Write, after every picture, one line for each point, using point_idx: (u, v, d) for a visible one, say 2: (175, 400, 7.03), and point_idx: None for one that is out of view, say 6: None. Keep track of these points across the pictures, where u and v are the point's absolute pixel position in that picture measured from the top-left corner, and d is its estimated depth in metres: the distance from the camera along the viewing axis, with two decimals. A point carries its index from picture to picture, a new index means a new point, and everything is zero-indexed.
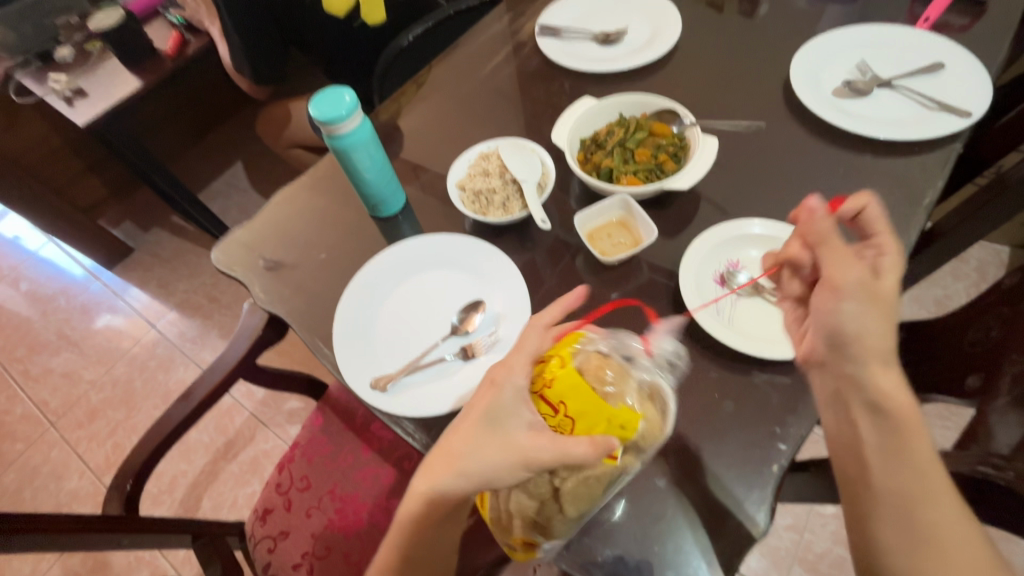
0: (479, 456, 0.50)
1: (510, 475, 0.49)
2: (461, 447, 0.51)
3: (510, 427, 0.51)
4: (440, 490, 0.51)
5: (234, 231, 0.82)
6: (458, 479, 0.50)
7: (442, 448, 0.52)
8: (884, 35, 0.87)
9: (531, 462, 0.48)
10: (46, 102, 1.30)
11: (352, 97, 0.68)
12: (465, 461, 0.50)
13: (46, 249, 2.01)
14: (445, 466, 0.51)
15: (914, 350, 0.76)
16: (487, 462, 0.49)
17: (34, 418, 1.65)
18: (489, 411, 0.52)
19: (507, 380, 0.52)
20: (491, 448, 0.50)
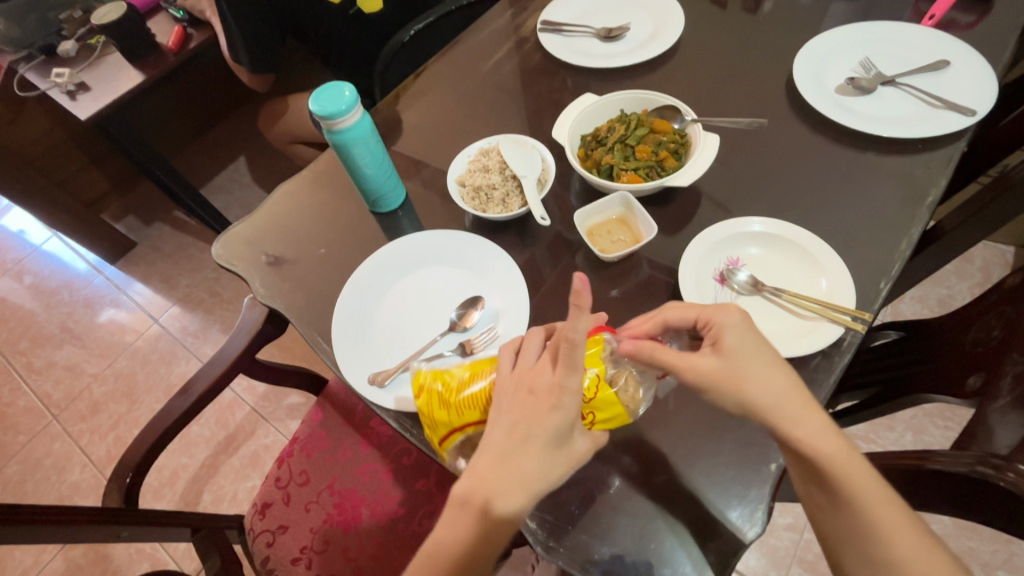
0: (546, 475, 0.50)
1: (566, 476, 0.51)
2: (529, 469, 0.49)
3: (571, 439, 0.51)
4: (511, 513, 0.49)
5: (235, 226, 0.82)
6: (521, 500, 0.49)
7: (505, 471, 0.50)
8: (889, 32, 0.87)
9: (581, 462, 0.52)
10: (48, 96, 1.30)
11: (351, 92, 0.67)
12: (535, 484, 0.49)
13: (50, 243, 2.02)
14: (512, 485, 0.49)
15: (914, 351, 0.76)
16: (551, 476, 0.50)
17: (37, 411, 1.66)
18: (557, 429, 0.50)
19: (569, 402, 0.50)
20: (556, 463, 0.50)
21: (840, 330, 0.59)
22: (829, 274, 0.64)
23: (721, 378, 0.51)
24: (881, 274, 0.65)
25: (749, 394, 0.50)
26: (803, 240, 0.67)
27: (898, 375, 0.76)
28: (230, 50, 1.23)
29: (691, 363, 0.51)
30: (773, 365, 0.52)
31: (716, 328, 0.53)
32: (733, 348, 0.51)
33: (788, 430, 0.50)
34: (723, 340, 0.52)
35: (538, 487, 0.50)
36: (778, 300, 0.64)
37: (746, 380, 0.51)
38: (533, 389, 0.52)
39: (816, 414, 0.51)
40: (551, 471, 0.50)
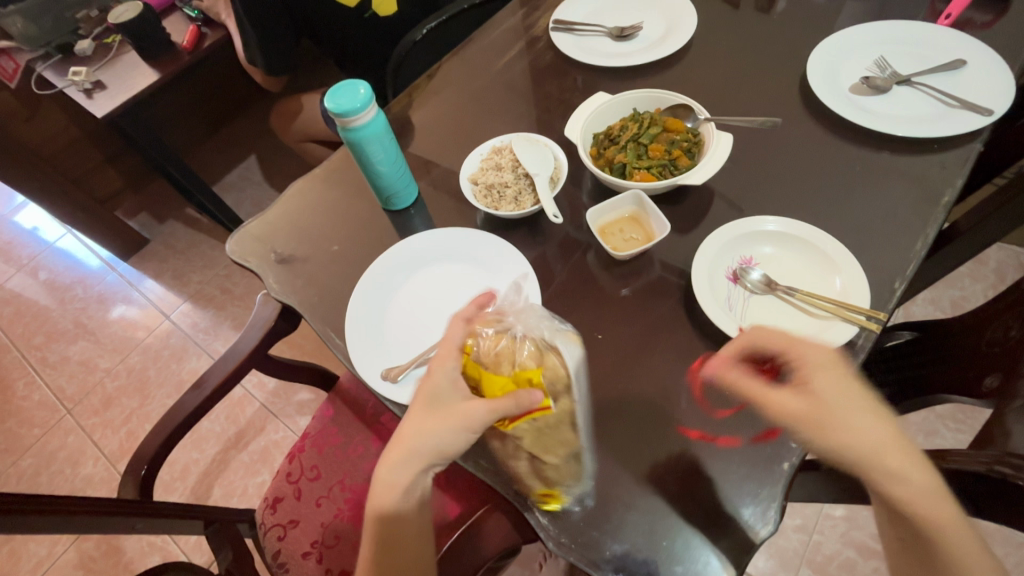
0: (427, 451, 0.55)
1: (456, 446, 0.54)
2: (411, 440, 0.55)
3: (452, 409, 0.56)
4: (400, 475, 0.55)
5: (248, 222, 0.83)
6: (403, 487, 0.55)
7: (399, 444, 0.56)
8: (904, 31, 0.86)
9: (474, 425, 0.54)
10: (65, 93, 1.31)
11: (367, 90, 0.68)
12: (421, 449, 0.55)
13: (64, 240, 2.05)
14: (401, 451, 0.55)
15: (929, 352, 0.76)
16: (439, 442, 0.54)
17: (51, 405, 1.68)
18: (435, 398, 0.56)
19: (444, 372, 0.57)
20: (444, 431, 0.54)
21: (855, 329, 0.58)
22: (843, 274, 0.63)
23: (822, 417, 0.51)
24: (895, 275, 0.65)
25: (840, 438, 0.50)
26: (817, 239, 0.66)
27: (912, 376, 0.75)
28: (246, 53, 1.26)
29: (781, 402, 0.52)
30: (861, 413, 0.51)
31: (806, 367, 0.53)
32: (827, 391, 0.51)
33: (886, 474, 0.50)
34: (814, 379, 0.52)
35: (418, 452, 0.55)
36: (791, 298, 0.63)
37: (844, 423, 0.50)
38: (429, 373, 0.58)
39: (902, 452, 0.50)
40: (438, 442, 0.54)
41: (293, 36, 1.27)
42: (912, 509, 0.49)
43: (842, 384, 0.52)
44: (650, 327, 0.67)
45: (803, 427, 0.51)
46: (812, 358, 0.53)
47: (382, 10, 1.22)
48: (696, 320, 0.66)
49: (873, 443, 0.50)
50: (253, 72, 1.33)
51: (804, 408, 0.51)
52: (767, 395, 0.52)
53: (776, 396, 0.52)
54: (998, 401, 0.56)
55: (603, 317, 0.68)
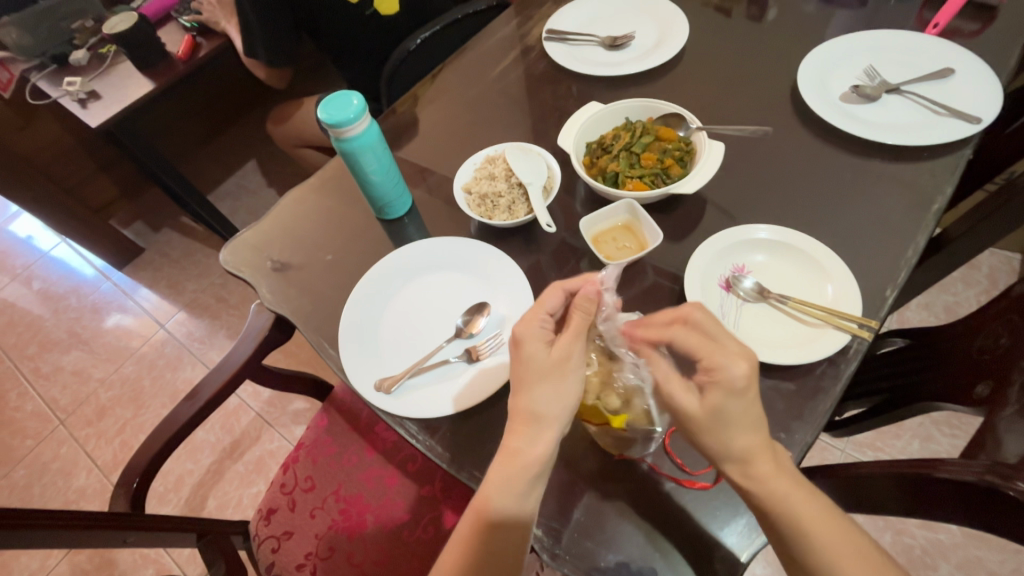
0: (540, 417, 0.52)
1: (573, 395, 0.52)
2: (534, 405, 0.52)
3: (545, 364, 0.53)
4: (530, 444, 0.52)
5: (242, 232, 0.83)
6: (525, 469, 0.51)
7: (518, 418, 0.53)
8: (893, 40, 0.87)
9: (571, 368, 0.53)
10: (60, 103, 1.31)
11: (359, 101, 0.68)
12: (539, 406, 0.52)
13: (59, 249, 2.04)
14: (521, 422, 0.52)
15: (921, 359, 0.76)
16: (564, 401, 0.52)
17: (44, 415, 1.67)
18: (535, 361, 0.53)
19: (532, 334, 0.53)
20: (560, 389, 0.52)
21: (847, 337, 0.59)
22: (834, 281, 0.64)
23: (702, 420, 0.49)
24: (886, 281, 0.65)
25: (705, 438, 0.50)
26: (808, 247, 0.66)
27: (906, 383, 0.75)
28: (246, 44, 1.21)
29: (671, 394, 0.50)
30: (742, 429, 0.48)
31: (712, 379, 0.48)
32: (717, 404, 0.48)
33: (744, 476, 0.49)
34: (710, 393, 0.48)
35: (546, 416, 0.52)
36: (782, 306, 0.64)
37: (713, 430, 0.49)
38: (518, 341, 0.54)
39: (768, 462, 0.49)
40: (558, 401, 0.52)
41: (294, 32, 1.23)
42: (771, 512, 0.49)
43: (744, 404, 0.48)
44: None
45: (681, 419, 0.51)
46: (720, 373, 0.47)
47: (386, 10, 1.21)
48: None
49: (747, 449, 0.49)
50: (256, 67, 1.32)
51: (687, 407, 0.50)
52: (663, 382, 0.51)
53: (671, 387, 0.50)
54: (990, 406, 0.56)
55: None
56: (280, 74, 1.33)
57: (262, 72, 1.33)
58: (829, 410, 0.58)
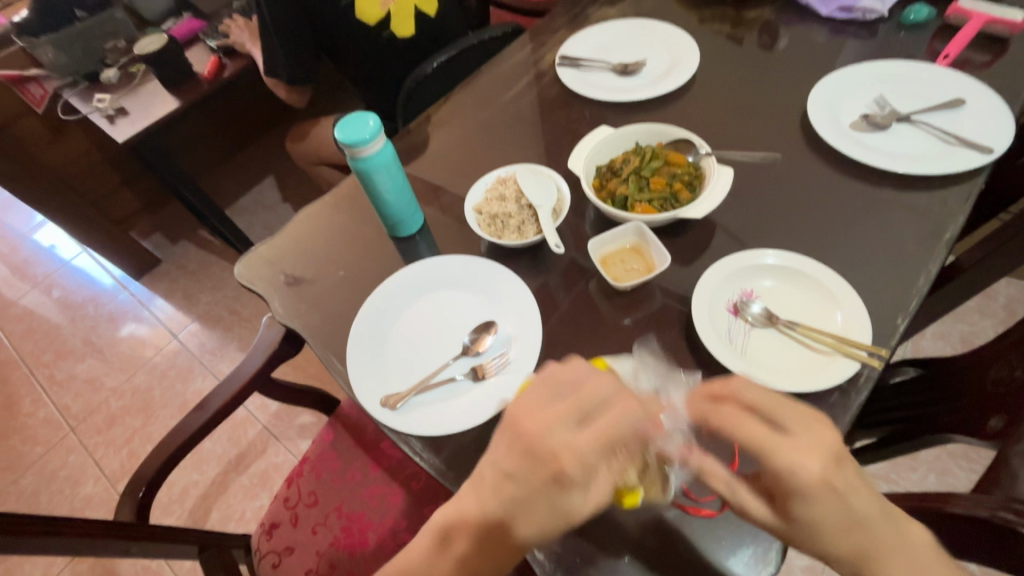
0: (570, 513, 0.47)
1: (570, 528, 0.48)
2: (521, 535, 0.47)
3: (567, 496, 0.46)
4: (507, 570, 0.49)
5: (257, 246, 0.85)
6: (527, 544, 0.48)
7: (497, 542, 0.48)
8: (903, 70, 0.88)
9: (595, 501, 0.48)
10: (89, 119, 1.36)
11: (376, 122, 0.70)
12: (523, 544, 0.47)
13: (79, 259, 2.09)
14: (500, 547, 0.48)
15: (935, 389, 0.74)
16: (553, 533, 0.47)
17: (56, 422, 1.69)
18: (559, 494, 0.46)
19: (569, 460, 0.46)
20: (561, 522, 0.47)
21: (856, 365, 0.58)
22: (844, 308, 0.63)
23: (795, 530, 0.46)
24: (897, 310, 0.65)
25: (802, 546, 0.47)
26: (817, 274, 0.66)
27: (920, 414, 0.74)
28: (268, 64, 1.26)
29: (741, 502, 0.48)
30: (843, 533, 0.45)
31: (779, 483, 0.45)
32: (797, 513, 0.45)
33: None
34: (788, 504, 0.45)
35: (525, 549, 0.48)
36: (792, 332, 0.63)
37: (813, 538, 0.46)
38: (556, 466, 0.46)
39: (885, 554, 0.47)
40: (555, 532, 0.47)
41: (316, 52, 1.27)
42: None
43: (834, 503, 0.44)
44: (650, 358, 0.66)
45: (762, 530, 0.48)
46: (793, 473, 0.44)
47: (402, 32, 1.24)
48: (695, 353, 0.65)
49: (851, 548, 0.46)
50: (277, 86, 1.36)
51: (763, 519, 0.47)
52: (731, 490, 0.49)
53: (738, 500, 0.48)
54: (1002, 441, 0.55)
55: (603, 346, 0.68)
56: (302, 93, 1.38)
57: (283, 90, 1.37)
58: None
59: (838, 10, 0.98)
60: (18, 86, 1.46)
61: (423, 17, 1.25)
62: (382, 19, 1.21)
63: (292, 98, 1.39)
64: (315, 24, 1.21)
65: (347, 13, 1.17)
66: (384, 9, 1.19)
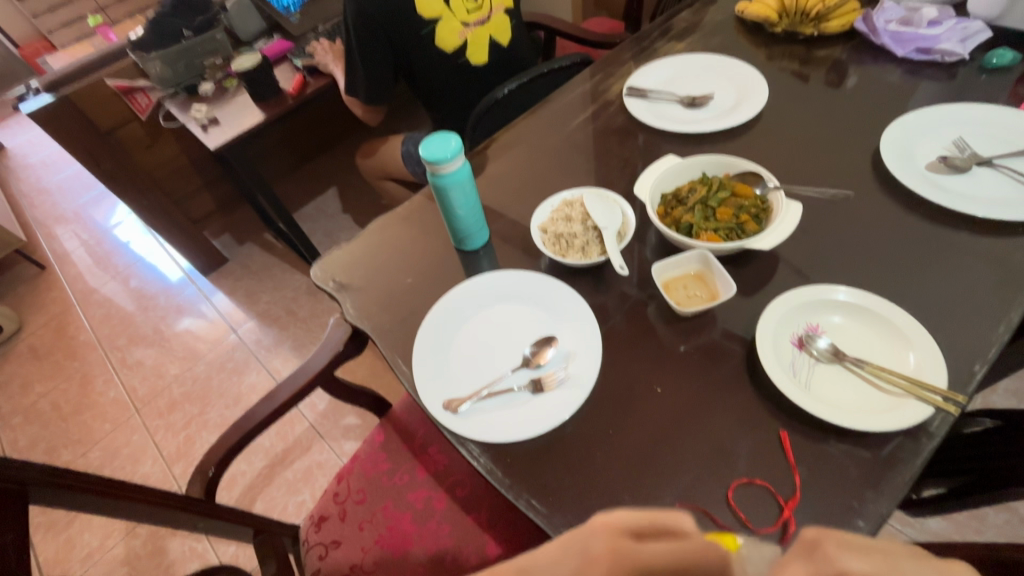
0: None
1: None
2: None
3: None
4: None
5: (333, 251, 0.91)
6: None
7: None
8: (985, 113, 0.86)
9: None
10: (186, 127, 1.50)
11: (457, 143, 0.75)
12: None
13: (155, 254, 2.26)
14: None
15: (1013, 442, 0.70)
16: None
17: (123, 403, 1.81)
18: None
19: None
20: None
21: (930, 409, 0.56)
22: (917, 350, 0.62)
23: None
24: (975, 357, 0.62)
25: None
26: (889, 314, 0.65)
27: (994, 468, 0.70)
28: (348, 85, 1.36)
29: None
30: None
31: None
32: None
33: None
34: None
35: None
36: (860, 370, 0.62)
37: None
38: None
39: None
40: None
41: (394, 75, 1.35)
42: None
43: None
44: (709, 384, 0.66)
45: None
46: None
47: (477, 60, 1.33)
48: (757, 383, 0.65)
49: None
50: (354, 103, 1.46)
51: None
52: None
53: None
54: None
55: (661, 369, 0.69)
56: (375, 112, 1.47)
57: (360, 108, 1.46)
58: (907, 483, 0.55)
59: (914, 52, 0.98)
60: (127, 95, 1.62)
61: (496, 46, 1.34)
62: (459, 47, 1.29)
63: (366, 115, 1.48)
64: (396, 49, 1.27)
65: (427, 40, 1.26)
66: (461, 37, 1.28)
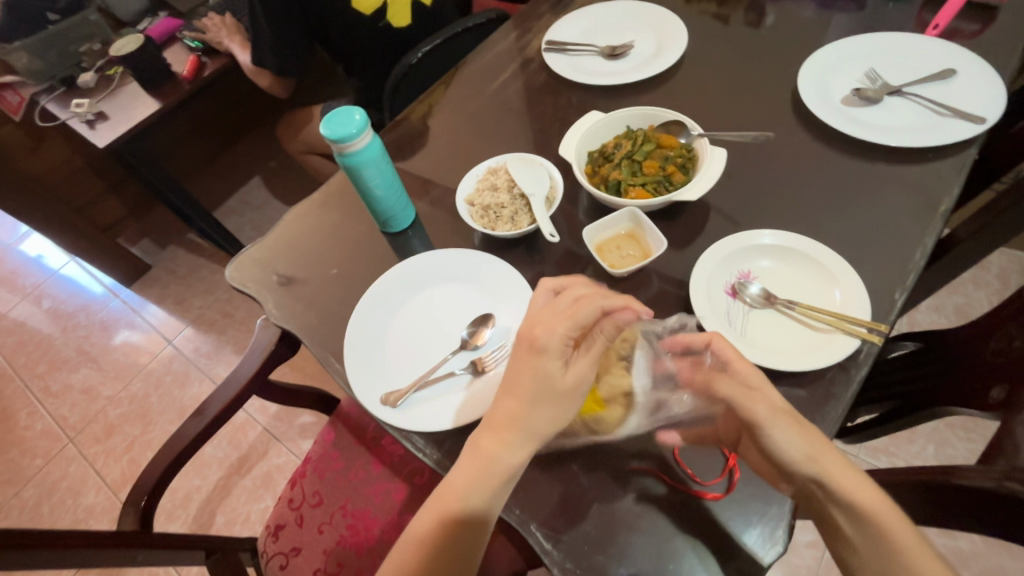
0: (553, 381, 0.55)
1: (559, 421, 0.55)
2: (523, 420, 0.55)
3: (549, 377, 0.55)
4: (507, 455, 0.54)
5: (248, 248, 0.84)
6: (527, 429, 0.55)
7: (496, 428, 0.55)
8: (894, 42, 0.87)
9: (579, 387, 0.55)
10: (68, 125, 1.33)
11: (361, 116, 0.68)
12: (529, 424, 0.55)
13: (68, 268, 2.06)
14: (503, 432, 0.55)
15: (932, 362, 0.74)
16: (547, 421, 0.55)
17: (53, 434, 1.68)
18: (544, 378, 0.55)
19: (552, 343, 0.55)
20: (551, 408, 0.55)
21: (857, 342, 0.58)
22: (842, 285, 0.63)
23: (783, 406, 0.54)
24: (895, 285, 0.64)
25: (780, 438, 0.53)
26: (814, 253, 0.66)
27: (915, 389, 0.74)
28: (255, 53, 1.22)
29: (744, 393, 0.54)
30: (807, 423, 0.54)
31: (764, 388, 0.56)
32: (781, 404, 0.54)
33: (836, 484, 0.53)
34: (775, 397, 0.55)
35: (527, 436, 0.55)
36: (791, 312, 0.63)
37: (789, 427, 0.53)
38: (536, 342, 0.55)
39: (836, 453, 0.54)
40: (554, 402, 0.55)
41: (302, 46, 1.23)
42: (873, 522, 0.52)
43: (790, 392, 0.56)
44: None
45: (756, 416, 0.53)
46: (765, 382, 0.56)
47: (399, 21, 1.21)
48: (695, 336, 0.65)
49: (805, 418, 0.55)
50: (261, 75, 1.33)
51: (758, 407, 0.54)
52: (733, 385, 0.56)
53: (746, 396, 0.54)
54: (1005, 413, 0.54)
55: None
56: (285, 86, 1.35)
57: (268, 78, 1.34)
58: (841, 416, 0.57)
59: None
60: None
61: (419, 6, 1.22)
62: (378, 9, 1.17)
63: (276, 87, 1.36)
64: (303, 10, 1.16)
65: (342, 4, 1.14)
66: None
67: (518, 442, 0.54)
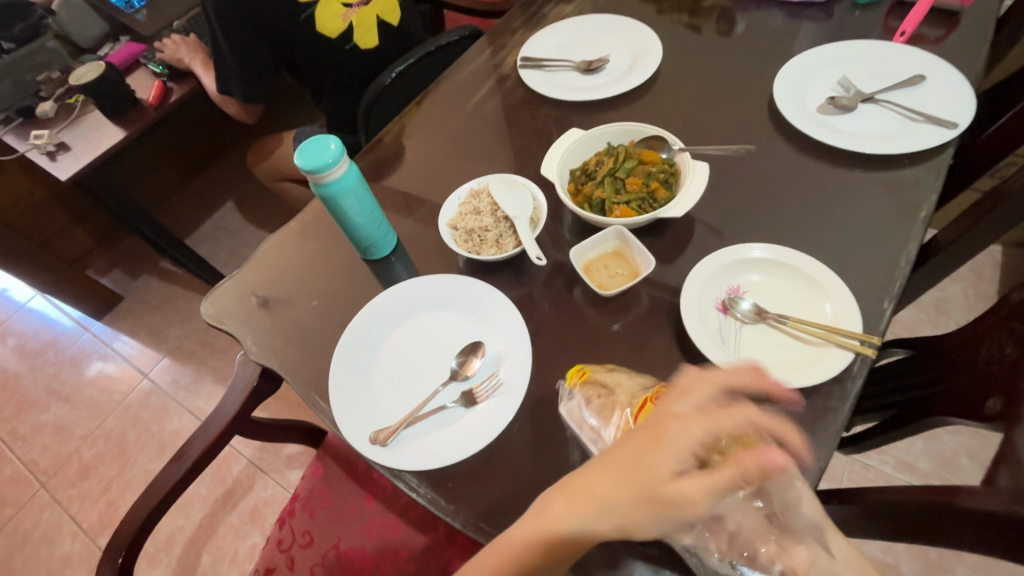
0: (667, 466, 0.42)
1: (643, 519, 0.42)
2: (600, 498, 0.43)
3: (667, 461, 0.42)
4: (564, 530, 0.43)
5: (224, 281, 0.81)
6: (599, 512, 0.43)
7: (568, 497, 0.44)
8: (864, 49, 0.88)
9: (699, 479, 0.41)
10: (27, 157, 1.27)
11: (337, 144, 0.66)
12: (604, 506, 0.43)
13: (33, 302, 1.97)
14: (577, 505, 0.44)
15: (925, 369, 0.75)
16: (631, 512, 0.42)
17: (24, 480, 1.60)
18: (653, 458, 0.43)
19: (692, 414, 0.44)
20: (641, 500, 0.42)
21: (850, 355, 0.57)
22: (832, 298, 0.63)
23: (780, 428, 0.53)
24: (883, 294, 0.64)
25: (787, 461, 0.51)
26: (803, 266, 0.65)
27: (911, 397, 0.74)
28: (220, 82, 1.20)
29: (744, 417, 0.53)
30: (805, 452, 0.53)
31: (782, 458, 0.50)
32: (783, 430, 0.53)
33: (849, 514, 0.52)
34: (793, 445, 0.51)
35: (597, 518, 0.43)
36: (784, 326, 0.62)
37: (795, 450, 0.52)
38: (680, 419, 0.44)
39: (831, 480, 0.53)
40: (650, 494, 0.42)
41: (271, 68, 1.21)
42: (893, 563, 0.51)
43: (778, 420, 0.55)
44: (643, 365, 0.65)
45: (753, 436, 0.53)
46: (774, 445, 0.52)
47: (366, 43, 1.18)
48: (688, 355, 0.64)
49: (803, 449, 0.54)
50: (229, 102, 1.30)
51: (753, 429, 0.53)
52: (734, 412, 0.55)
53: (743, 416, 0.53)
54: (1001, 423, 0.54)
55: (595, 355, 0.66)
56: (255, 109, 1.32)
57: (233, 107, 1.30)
58: (838, 432, 0.56)
59: None
60: None
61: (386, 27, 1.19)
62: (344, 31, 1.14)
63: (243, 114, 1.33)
64: (269, 37, 1.14)
65: (307, 26, 1.11)
66: (345, 20, 1.13)
67: (582, 524, 0.43)
